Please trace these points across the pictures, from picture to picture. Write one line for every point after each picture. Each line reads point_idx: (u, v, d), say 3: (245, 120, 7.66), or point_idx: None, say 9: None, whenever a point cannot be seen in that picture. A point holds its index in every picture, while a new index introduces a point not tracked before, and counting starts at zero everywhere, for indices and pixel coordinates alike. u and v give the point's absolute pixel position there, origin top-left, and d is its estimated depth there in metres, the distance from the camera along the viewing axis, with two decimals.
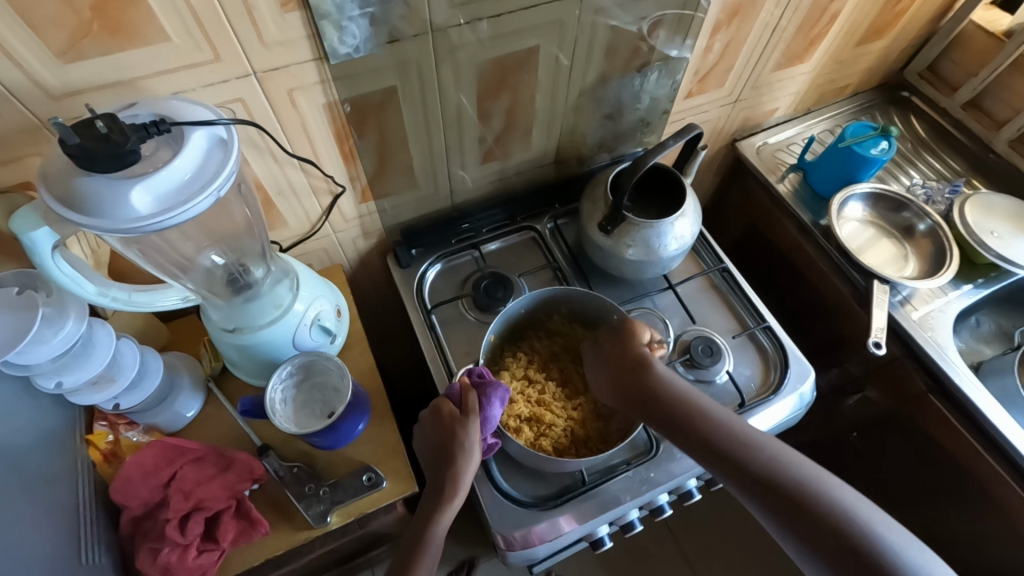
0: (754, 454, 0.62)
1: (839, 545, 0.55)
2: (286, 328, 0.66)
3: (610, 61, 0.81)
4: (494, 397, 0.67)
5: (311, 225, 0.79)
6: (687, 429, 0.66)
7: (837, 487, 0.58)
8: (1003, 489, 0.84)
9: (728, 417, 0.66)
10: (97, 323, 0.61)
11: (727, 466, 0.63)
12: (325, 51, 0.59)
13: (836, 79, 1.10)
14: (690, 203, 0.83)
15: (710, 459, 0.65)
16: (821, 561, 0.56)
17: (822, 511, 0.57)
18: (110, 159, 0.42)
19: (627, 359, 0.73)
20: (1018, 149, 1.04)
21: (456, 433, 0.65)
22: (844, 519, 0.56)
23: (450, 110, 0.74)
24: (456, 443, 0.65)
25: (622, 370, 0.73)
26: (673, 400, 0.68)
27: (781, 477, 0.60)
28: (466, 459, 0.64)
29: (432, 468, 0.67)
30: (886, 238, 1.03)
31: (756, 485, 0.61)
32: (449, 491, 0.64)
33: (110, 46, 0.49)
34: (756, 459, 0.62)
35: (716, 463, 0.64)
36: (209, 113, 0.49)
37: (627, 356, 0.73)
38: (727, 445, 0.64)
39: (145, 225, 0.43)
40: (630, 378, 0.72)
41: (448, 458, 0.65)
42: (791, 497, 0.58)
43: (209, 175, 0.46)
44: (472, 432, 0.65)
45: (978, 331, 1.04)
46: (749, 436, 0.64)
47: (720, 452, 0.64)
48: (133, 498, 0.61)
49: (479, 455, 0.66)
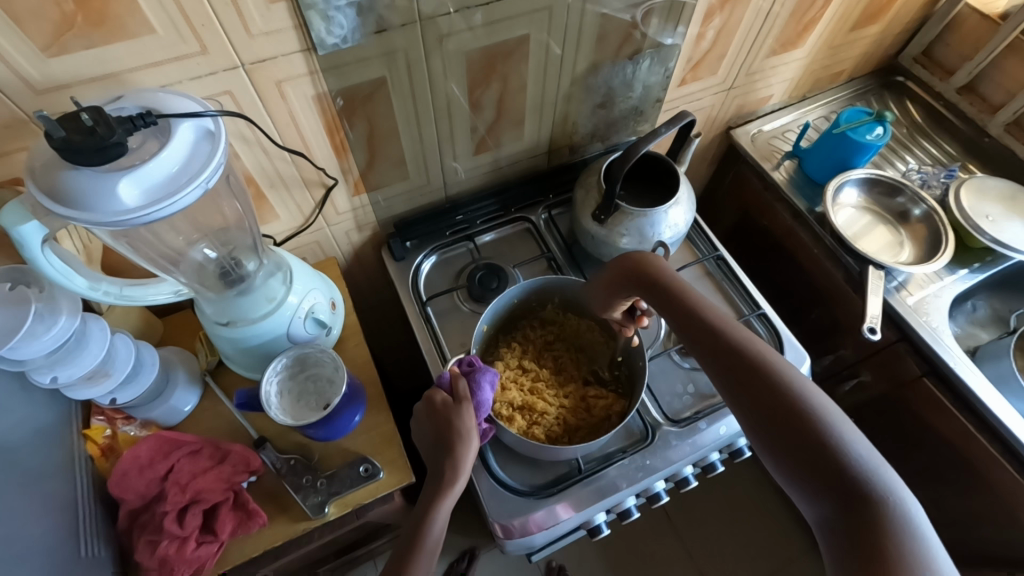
0: (756, 362, 0.57)
1: (819, 461, 0.50)
2: (280, 320, 0.66)
3: (601, 49, 0.80)
4: (483, 380, 0.68)
5: (304, 218, 0.79)
6: (696, 329, 0.63)
7: (835, 411, 0.53)
8: (998, 471, 0.85)
9: (739, 328, 0.62)
10: (90, 318, 0.61)
11: (726, 371, 0.59)
12: (313, 42, 0.58)
13: (831, 64, 1.10)
14: (683, 191, 0.83)
15: (710, 362, 0.61)
16: (798, 476, 0.51)
17: (812, 426, 0.51)
18: (95, 151, 0.42)
19: (644, 269, 0.70)
20: (1013, 132, 1.04)
21: (451, 420, 0.65)
22: (833, 439, 0.51)
23: (441, 100, 0.74)
24: (452, 429, 0.65)
25: (637, 277, 0.70)
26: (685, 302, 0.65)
27: (780, 387, 0.55)
28: (464, 443, 0.64)
29: (433, 456, 0.67)
30: (881, 224, 1.03)
31: (751, 392, 0.56)
32: (450, 477, 0.64)
33: (95, 38, 0.49)
34: (759, 367, 0.57)
35: (717, 367, 0.60)
36: (197, 104, 0.49)
37: (644, 266, 0.70)
38: (732, 348, 0.59)
39: (132, 218, 0.43)
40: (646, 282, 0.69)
41: (447, 445, 0.65)
42: (784, 407, 0.53)
43: (196, 167, 0.46)
44: (466, 417, 0.65)
45: (974, 315, 1.04)
46: (757, 347, 0.59)
47: (724, 354, 0.59)
48: (130, 491, 0.62)
49: (477, 439, 0.66)
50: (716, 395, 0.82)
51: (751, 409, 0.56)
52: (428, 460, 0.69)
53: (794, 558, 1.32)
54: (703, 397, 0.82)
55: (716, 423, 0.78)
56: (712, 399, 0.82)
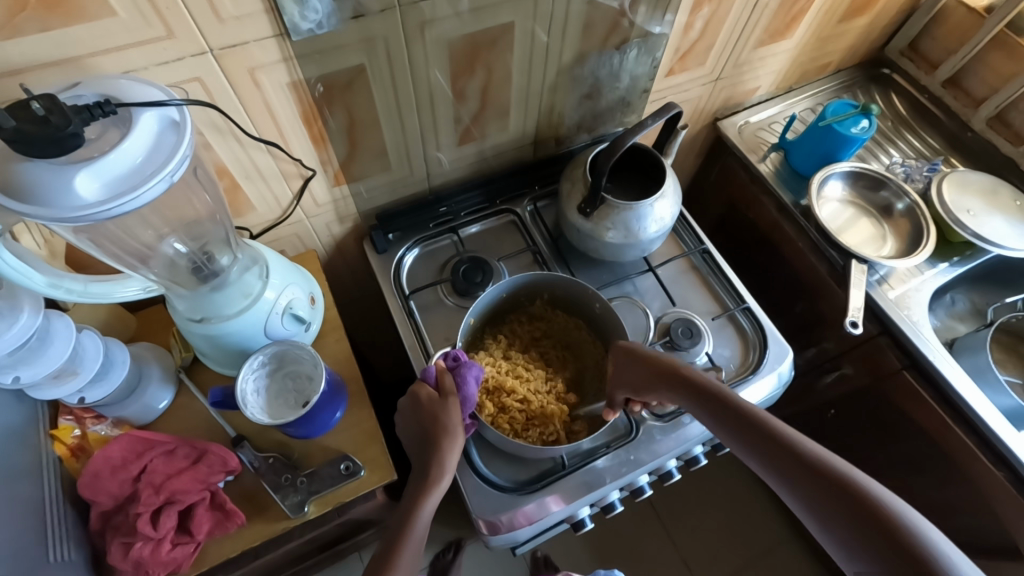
0: (795, 453, 0.58)
1: (892, 546, 0.49)
2: (256, 316, 0.64)
3: (587, 38, 0.79)
4: (469, 376, 0.66)
5: (282, 210, 0.77)
6: (728, 420, 0.64)
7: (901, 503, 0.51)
8: (973, 462, 0.86)
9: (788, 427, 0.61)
10: (54, 315, 0.59)
11: (773, 461, 0.59)
12: (287, 28, 0.56)
13: (818, 56, 1.09)
14: (670, 185, 0.82)
15: (755, 454, 0.61)
16: None
17: (890, 523, 0.50)
18: (48, 143, 0.39)
19: (650, 365, 0.70)
20: (996, 127, 1.05)
21: (437, 416, 0.64)
22: (905, 524, 0.49)
23: (422, 89, 0.71)
24: (439, 426, 0.64)
25: (647, 371, 0.70)
26: (720, 399, 0.66)
27: (833, 472, 0.55)
28: (450, 441, 0.64)
29: (419, 450, 0.67)
30: (865, 218, 1.04)
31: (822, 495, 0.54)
32: (437, 472, 0.63)
33: (51, 20, 0.46)
34: (810, 461, 0.57)
35: (764, 459, 0.60)
36: (160, 93, 0.46)
37: (649, 358, 0.71)
38: (772, 440, 0.60)
39: (91, 213, 0.41)
40: (656, 375, 0.70)
41: (434, 443, 0.64)
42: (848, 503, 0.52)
43: (161, 160, 0.43)
44: (453, 412, 0.64)
45: (953, 308, 1.06)
46: (804, 442, 0.59)
47: (774, 452, 0.59)
48: (101, 493, 0.60)
49: (464, 435, 0.65)
50: None
51: (810, 498, 0.55)
52: (414, 457, 0.68)
53: (774, 545, 1.34)
54: None
55: None
56: None
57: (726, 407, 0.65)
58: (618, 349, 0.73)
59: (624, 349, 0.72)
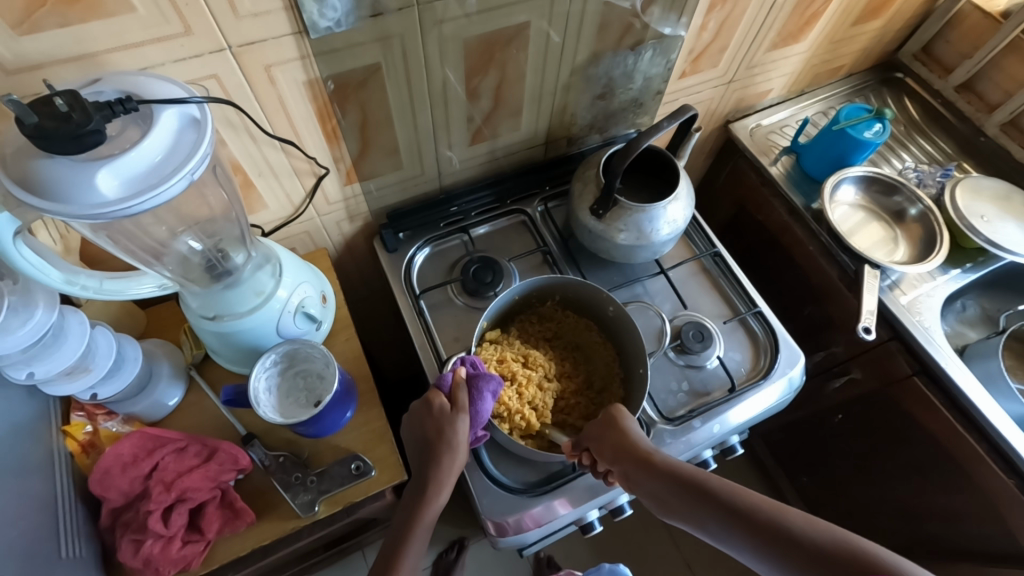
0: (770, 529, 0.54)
1: None
2: (269, 315, 0.64)
3: (602, 39, 0.78)
4: (485, 389, 0.65)
5: (294, 207, 0.77)
6: (699, 501, 0.60)
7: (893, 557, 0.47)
8: (983, 471, 0.86)
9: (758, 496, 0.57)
10: (69, 311, 0.59)
11: (754, 542, 0.55)
12: (304, 25, 0.56)
13: (831, 59, 1.09)
14: (682, 187, 0.81)
15: (733, 538, 0.57)
16: None
17: None
18: (71, 139, 0.39)
19: (619, 437, 0.66)
20: (1009, 133, 1.04)
21: (443, 430, 0.65)
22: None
23: (437, 87, 0.71)
24: (442, 438, 0.64)
25: (614, 447, 0.66)
26: (683, 479, 0.62)
27: (815, 540, 0.51)
28: (453, 457, 0.64)
29: (419, 457, 0.67)
30: (876, 222, 1.03)
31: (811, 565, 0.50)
32: (435, 486, 0.65)
33: (70, 16, 0.46)
34: (787, 530, 0.53)
35: (741, 541, 0.56)
36: (179, 90, 0.46)
37: (617, 432, 0.67)
38: (746, 518, 0.56)
39: (111, 211, 0.41)
40: (621, 453, 0.65)
41: (433, 455, 0.65)
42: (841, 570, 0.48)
43: (182, 156, 0.43)
44: (461, 430, 0.64)
45: (963, 314, 1.05)
46: (776, 510, 0.55)
47: (749, 527, 0.55)
48: (112, 490, 0.60)
49: (465, 452, 0.65)
50: (711, 393, 0.82)
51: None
52: (414, 466, 0.68)
53: None
54: (697, 395, 0.82)
55: (710, 422, 0.78)
56: (707, 397, 0.82)
57: (693, 487, 0.61)
58: (599, 420, 0.70)
59: (601, 420, 0.69)
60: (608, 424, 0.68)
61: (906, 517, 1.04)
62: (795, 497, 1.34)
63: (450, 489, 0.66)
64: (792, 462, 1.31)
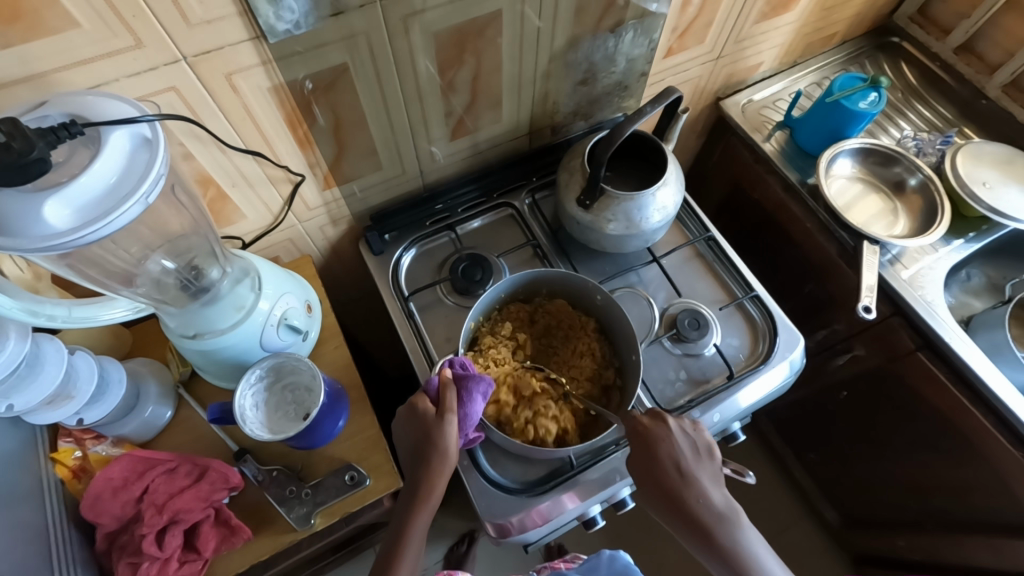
0: None
1: None
2: (251, 330, 0.63)
3: (580, 21, 0.75)
4: (474, 391, 0.64)
5: (273, 215, 0.75)
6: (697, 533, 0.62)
7: None
8: (991, 444, 0.84)
9: (745, 539, 0.61)
10: (43, 339, 0.57)
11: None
12: (262, 29, 0.53)
13: (823, 27, 1.05)
14: (671, 171, 0.79)
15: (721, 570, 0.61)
16: None
17: None
18: (14, 170, 0.37)
19: (659, 457, 0.63)
20: (1011, 93, 1.00)
21: (430, 434, 0.63)
22: None
23: (410, 82, 0.68)
24: (429, 443, 0.63)
25: (653, 464, 0.63)
26: (695, 515, 0.62)
27: None
28: (441, 462, 0.62)
29: (410, 464, 0.65)
30: (875, 194, 1.00)
31: None
32: (424, 493, 0.63)
33: (11, 37, 0.44)
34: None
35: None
36: (132, 108, 0.44)
37: (658, 453, 0.63)
38: None
39: (63, 242, 0.39)
40: (658, 472, 0.63)
41: (423, 459, 0.63)
42: None
43: (135, 179, 0.41)
44: (449, 434, 0.62)
45: (968, 284, 1.02)
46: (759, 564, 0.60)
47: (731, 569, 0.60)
48: (104, 515, 0.59)
49: (455, 458, 0.63)
50: (710, 381, 0.80)
51: None
52: (406, 468, 0.66)
53: (788, 525, 1.34)
54: (696, 383, 0.80)
55: (711, 411, 0.77)
56: (706, 384, 0.80)
57: None
58: (642, 433, 0.64)
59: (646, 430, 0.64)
60: (670, 464, 0.63)
61: (916, 492, 1.03)
62: (803, 474, 1.33)
63: (440, 498, 0.65)
64: (798, 440, 1.30)
